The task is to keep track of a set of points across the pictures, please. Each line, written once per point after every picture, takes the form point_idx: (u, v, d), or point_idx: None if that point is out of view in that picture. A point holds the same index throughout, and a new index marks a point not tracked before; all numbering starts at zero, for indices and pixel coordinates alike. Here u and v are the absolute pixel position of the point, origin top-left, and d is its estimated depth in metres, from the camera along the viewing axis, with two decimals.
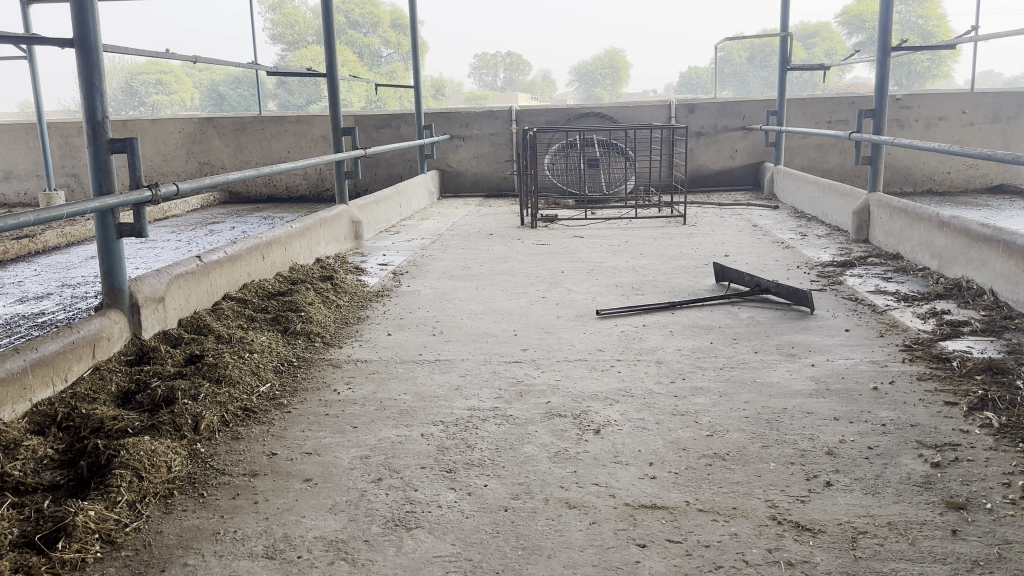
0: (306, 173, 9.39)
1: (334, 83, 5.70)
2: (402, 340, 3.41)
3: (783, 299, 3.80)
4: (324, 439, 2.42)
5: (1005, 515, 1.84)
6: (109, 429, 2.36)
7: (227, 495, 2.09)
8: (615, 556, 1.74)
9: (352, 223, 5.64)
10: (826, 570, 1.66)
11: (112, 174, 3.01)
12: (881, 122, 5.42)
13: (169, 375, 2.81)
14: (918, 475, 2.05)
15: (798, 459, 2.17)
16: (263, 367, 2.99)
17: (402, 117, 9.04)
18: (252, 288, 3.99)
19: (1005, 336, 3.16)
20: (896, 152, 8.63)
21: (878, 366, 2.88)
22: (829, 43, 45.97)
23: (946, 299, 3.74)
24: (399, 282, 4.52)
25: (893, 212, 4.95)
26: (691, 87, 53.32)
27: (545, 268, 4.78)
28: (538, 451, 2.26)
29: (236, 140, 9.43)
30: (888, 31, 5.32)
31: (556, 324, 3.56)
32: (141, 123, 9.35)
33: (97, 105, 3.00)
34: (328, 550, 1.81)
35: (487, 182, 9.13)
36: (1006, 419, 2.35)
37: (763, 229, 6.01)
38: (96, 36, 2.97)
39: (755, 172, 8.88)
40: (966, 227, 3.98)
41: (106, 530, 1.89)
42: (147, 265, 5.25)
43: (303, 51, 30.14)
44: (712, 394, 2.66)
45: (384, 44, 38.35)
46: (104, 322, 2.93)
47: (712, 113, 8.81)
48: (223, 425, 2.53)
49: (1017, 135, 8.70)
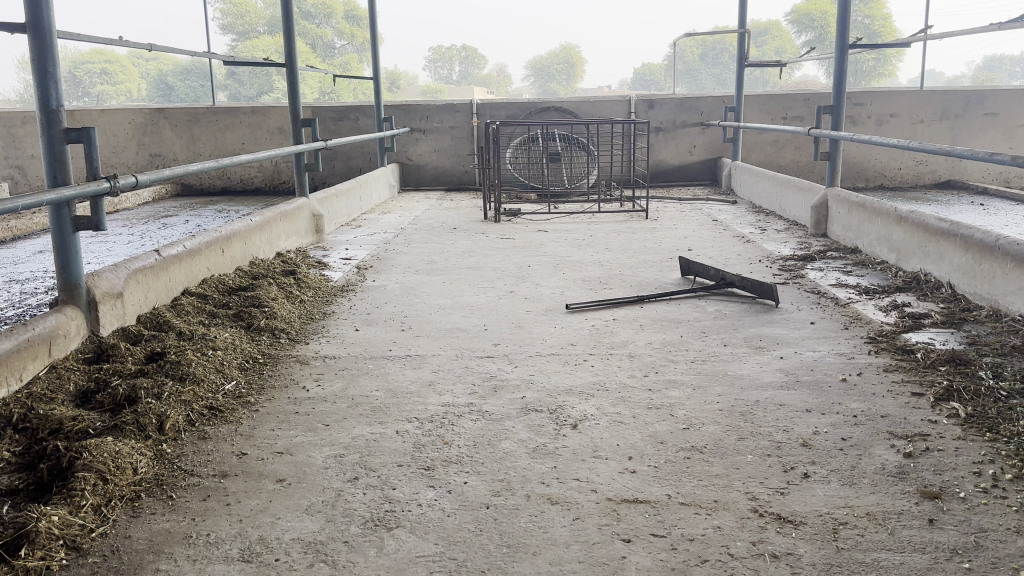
0: (261, 166, 9.22)
1: (293, 73, 5.57)
2: (371, 336, 3.36)
3: (747, 292, 3.84)
4: (296, 438, 2.37)
5: (979, 504, 1.87)
6: (69, 431, 2.27)
7: (197, 498, 2.03)
8: (600, 552, 1.73)
9: (312, 216, 5.54)
10: (811, 562, 1.67)
11: (68, 165, 2.90)
12: (839, 118, 5.51)
13: (130, 373, 2.72)
14: (893, 466, 2.08)
15: (774, 451, 2.19)
16: (228, 365, 2.91)
17: (361, 109, 8.93)
18: (212, 283, 3.89)
19: (965, 327, 3.23)
20: (850, 148, 8.81)
21: (845, 358, 2.92)
22: (779, 41, 46.70)
23: (906, 292, 3.82)
24: (363, 277, 4.45)
25: (851, 206, 5.04)
26: (646, 82, 53.65)
27: (511, 262, 4.76)
28: (516, 447, 2.24)
29: (189, 131, 9.20)
30: (846, 27, 5.40)
31: (526, 318, 3.53)
32: (90, 113, 9.08)
33: (51, 94, 2.88)
34: (307, 552, 1.77)
35: (448, 176, 9.07)
36: (973, 409, 2.40)
37: (723, 223, 6.08)
38: (51, 22, 2.86)
39: (712, 168, 8.98)
40: (924, 222, 4.06)
41: (71, 537, 1.82)
42: (99, 259, 5.10)
43: (255, 42, 29.66)
44: (686, 387, 2.67)
45: (338, 35, 37.98)
46: (60, 319, 2.82)
47: (671, 109, 8.87)
48: (188, 424, 2.45)
49: (964, 133, 8.93)
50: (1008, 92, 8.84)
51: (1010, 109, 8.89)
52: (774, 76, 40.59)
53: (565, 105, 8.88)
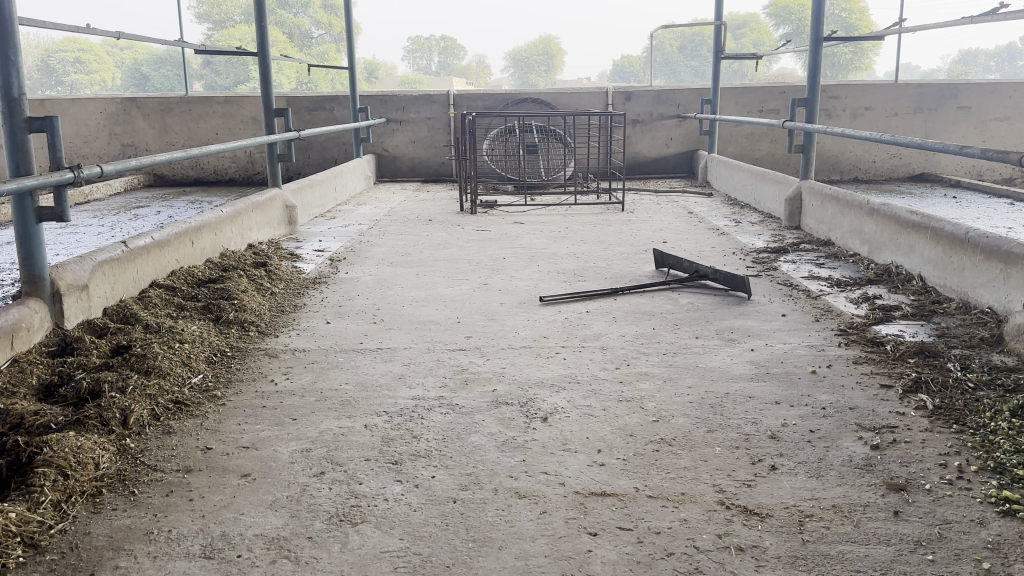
0: (235, 156, 9.12)
1: (265, 62, 5.48)
2: (342, 328, 3.33)
3: (720, 285, 3.84)
4: (262, 432, 2.34)
5: (944, 495, 1.88)
6: (30, 425, 2.22)
7: (160, 493, 2.00)
8: (567, 546, 1.72)
9: (285, 207, 5.49)
10: (777, 555, 1.67)
11: (31, 154, 2.84)
12: (814, 111, 5.51)
13: (94, 366, 2.67)
14: (859, 458, 2.09)
15: (742, 443, 2.19)
16: (195, 358, 2.87)
17: (336, 99, 8.85)
18: (181, 275, 3.84)
19: (934, 319, 3.26)
20: (825, 142, 8.88)
21: (816, 350, 2.94)
22: (757, 34, 46.95)
23: (877, 284, 3.85)
24: (336, 269, 4.42)
25: (824, 198, 5.06)
26: (624, 75, 53.80)
27: (486, 254, 4.75)
28: (485, 441, 2.22)
29: (162, 121, 9.07)
30: (821, 20, 5.40)
31: (499, 311, 3.51)
32: (60, 102, 8.91)
33: (12, 81, 2.81)
34: (270, 548, 1.74)
35: (425, 167, 9.02)
36: (940, 401, 2.42)
37: (699, 216, 6.09)
38: (12, 8, 2.79)
39: (689, 161, 8.99)
40: (896, 215, 4.08)
41: (29, 533, 1.78)
42: (68, 251, 5.02)
43: (231, 32, 29.39)
44: (657, 379, 2.68)
45: (316, 25, 37.67)
46: (23, 312, 2.77)
47: (647, 101, 8.88)
48: (153, 419, 2.42)
49: (938, 126, 9.00)
50: (981, 86, 8.91)
51: (983, 103, 8.96)
52: (752, 69, 40.87)
53: (541, 97, 8.84)
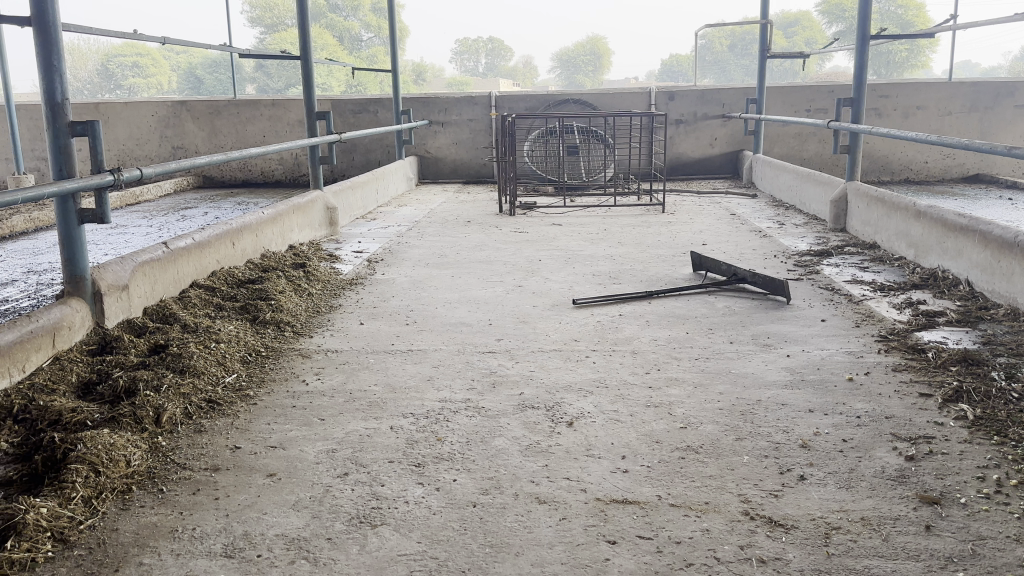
0: (282, 158, 9.28)
1: (307, 65, 5.54)
2: (374, 329, 3.35)
3: (759, 289, 3.78)
4: (290, 432, 2.37)
5: (980, 510, 1.81)
6: (67, 422, 2.28)
7: (187, 492, 2.03)
8: (584, 554, 1.70)
9: (326, 209, 5.55)
10: (800, 568, 1.62)
11: (73, 158, 2.91)
12: (861, 111, 5.36)
13: (131, 365, 2.72)
14: (893, 469, 2.03)
15: (772, 452, 2.14)
16: (230, 358, 2.92)
17: (379, 101, 8.94)
18: (221, 275, 3.90)
19: (981, 326, 3.15)
20: (875, 142, 8.66)
21: (854, 356, 2.86)
22: (809, 32, 45.97)
23: (922, 289, 3.74)
24: (373, 270, 4.46)
25: (870, 200, 4.94)
26: (671, 74, 53.38)
27: (522, 256, 4.73)
28: (509, 445, 2.21)
29: (211, 124, 9.27)
30: (868, 18, 5.24)
31: (532, 313, 3.50)
32: (114, 106, 9.17)
33: (57, 88, 2.89)
34: (290, 548, 1.76)
35: (466, 168, 9.05)
36: (981, 411, 2.33)
37: (741, 217, 5.99)
38: (56, 17, 2.89)
39: (734, 162, 8.86)
40: (943, 217, 3.96)
41: (59, 528, 1.82)
42: (116, 250, 5.17)
43: (282, 35, 29.91)
44: (687, 385, 2.63)
45: (365, 27, 38.09)
46: (65, 311, 2.84)
47: (691, 101, 8.78)
48: (186, 417, 2.46)
49: (994, 126, 8.72)
50: None
51: None
52: (803, 67, 40.14)
53: (584, 98, 8.79)
